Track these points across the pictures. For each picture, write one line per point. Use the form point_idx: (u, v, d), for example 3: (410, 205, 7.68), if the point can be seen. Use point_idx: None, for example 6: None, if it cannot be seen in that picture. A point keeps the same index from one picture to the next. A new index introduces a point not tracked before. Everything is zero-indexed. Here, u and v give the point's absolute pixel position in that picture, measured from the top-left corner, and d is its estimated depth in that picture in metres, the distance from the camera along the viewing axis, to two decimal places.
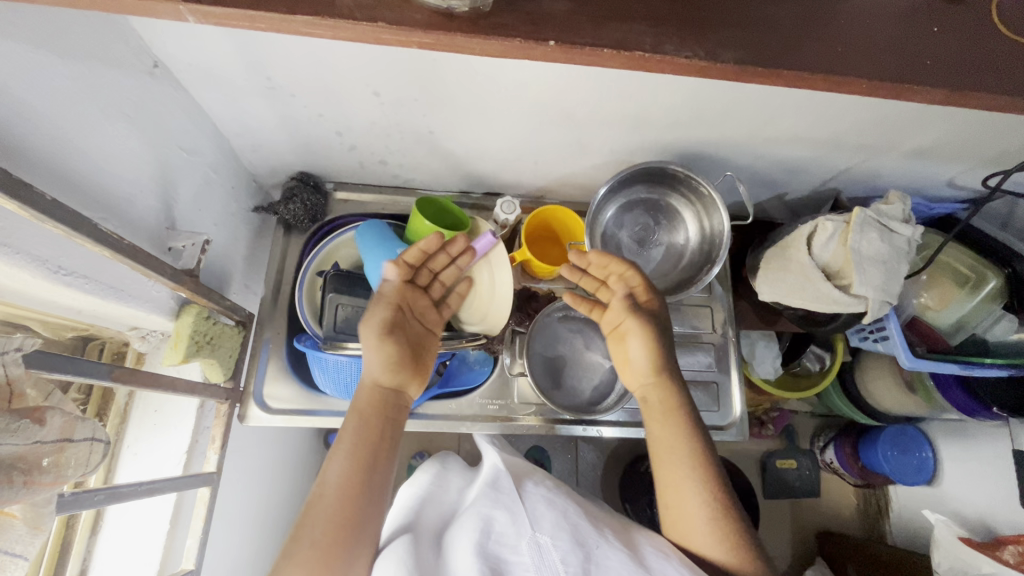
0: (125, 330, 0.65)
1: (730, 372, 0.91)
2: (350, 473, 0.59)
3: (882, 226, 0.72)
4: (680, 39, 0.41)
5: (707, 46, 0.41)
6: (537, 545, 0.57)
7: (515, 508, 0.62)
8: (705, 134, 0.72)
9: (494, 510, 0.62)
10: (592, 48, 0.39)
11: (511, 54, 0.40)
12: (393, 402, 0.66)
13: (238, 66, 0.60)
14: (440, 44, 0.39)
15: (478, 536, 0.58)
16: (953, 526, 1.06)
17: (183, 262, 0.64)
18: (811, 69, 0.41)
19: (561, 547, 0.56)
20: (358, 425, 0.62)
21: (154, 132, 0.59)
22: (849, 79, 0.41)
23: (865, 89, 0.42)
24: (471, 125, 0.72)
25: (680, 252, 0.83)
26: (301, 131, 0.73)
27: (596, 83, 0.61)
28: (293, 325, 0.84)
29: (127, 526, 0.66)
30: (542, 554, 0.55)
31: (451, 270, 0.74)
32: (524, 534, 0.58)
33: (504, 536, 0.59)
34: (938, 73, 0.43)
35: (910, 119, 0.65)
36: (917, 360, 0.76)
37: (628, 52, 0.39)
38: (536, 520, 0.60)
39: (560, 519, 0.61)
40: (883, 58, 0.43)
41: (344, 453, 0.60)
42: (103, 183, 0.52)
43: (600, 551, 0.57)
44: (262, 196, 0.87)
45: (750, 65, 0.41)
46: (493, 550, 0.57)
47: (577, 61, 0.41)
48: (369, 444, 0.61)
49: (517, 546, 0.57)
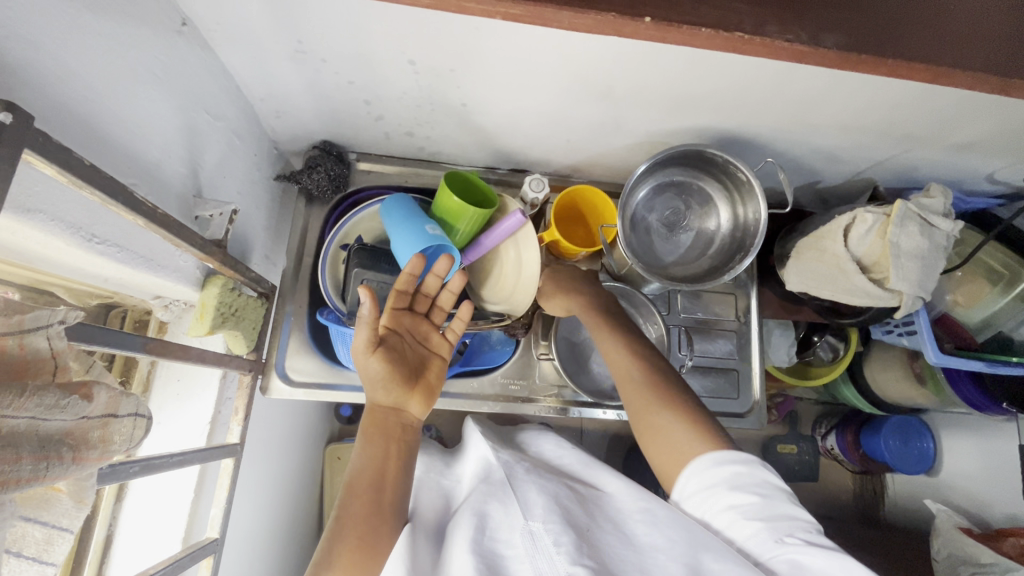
0: (150, 299, 0.64)
1: (750, 361, 0.90)
2: (364, 489, 0.60)
3: (923, 221, 0.70)
4: (782, 20, 0.39)
5: (811, 29, 0.40)
6: (529, 531, 0.56)
7: (507, 499, 0.62)
8: (747, 118, 0.69)
9: (488, 504, 0.62)
10: (690, 27, 0.37)
11: (599, 31, 0.38)
12: (398, 416, 0.66)
13: (270, 27, 0.57)
14: (525, 15, 0.38)
15: (473, 533, 0.58)
16: (954, 516, 1.08)
17: (210, 232, 0.62)
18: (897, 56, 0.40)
19: (552, 530, 0.55)
20: (367, 445, 0.63)
21: (180, 95, 0.56)
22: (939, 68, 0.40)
23: (949, 77, 0.41)
24: (505, 98, 0.69)
25: (711, 238, 0.82)
26: (329, 99, 0.71)
27: (646, 59, 0.59)
28: (315, 297, 0.83)
29: (150, 495, 0.65)
30: (536, 540, 0.55)
31: (447, 295, 0.73)
32: (517, 525, 0.58)
33: (498, 530, 0.59)
34: None
35: (962, 110, 0.63)
36: (942, 356, 0.75)
37: (728, 33, 0.38)
38: (529, 505, 0.60)
39: (551, 501, 0.60)
40: (971, 47, 0.41)
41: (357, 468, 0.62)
42: (135, 149, 0.50)
43: (594, 533, 0.57)
44: (283, 164, 0.85)
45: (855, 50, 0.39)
46: (490, 548, 0.57)
47: (669, 40, 0.39)
48: (380, 458, 0.62)
49: (511, 538, 0.57)
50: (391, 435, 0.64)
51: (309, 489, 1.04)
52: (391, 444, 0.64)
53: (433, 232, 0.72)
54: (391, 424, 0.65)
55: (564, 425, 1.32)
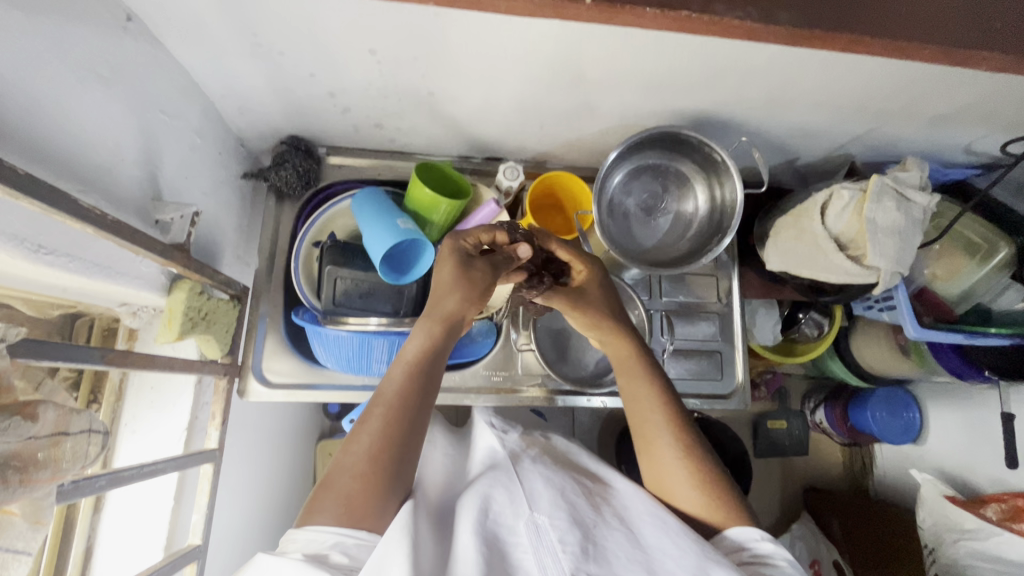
0: (116, 307, 0.63)
1: (733, 342, 0.90)
2: (398, 403, 0.57)
3: (899, 196, 0.69)
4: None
5: (760, 7, 0.42)
6: (534, 524, 0.56)
7: (512, 486, 0.62)
8: (721, 97, 0.68)
9: (491, 488, 0.61)
10: (634, 8, 0.39)
11: (543, 14, 0.40)
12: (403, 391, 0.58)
13: (220, 20, 0.55)
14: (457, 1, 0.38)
15: (476, 515, 0.56)
16: (940, 485, 1.05)
17: (172, 236, 0.60)
18: (830, 29, 0.42)
19: (558, 527, 0.55)
20: (416, 358, 0.60)
21: (129, 95, 0.54)
22: (886, 39, 0.43)
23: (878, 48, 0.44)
24: (472, 86, 0.67)
25: (689, 222, 0.81)
26: (292, 93, 0.68)
27: (612, 42, 0.57)
28: (290, 296, 0.82)
29: (129, 505, 0.65)
30: (541, 534, 0.55)
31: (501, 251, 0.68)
32: (521, 514, 0.57)
33: (502, 516, 0.57)
34: (952, 32, 0.44)
35: (936, 82, 0.62)
36: (922, 330, 0.76)
37: (672, 13, 0.40)
38: (534, 499, 0.59)
39: (557, 497, 0.60)
40: (900, 15, 0.44)
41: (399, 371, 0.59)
42: (81, 154, 0.48)
43: (599, 531, 0.56)
44: (251, 161, 0.83)
45: (803, 28, 0.42)
46: (491, 531, 0.55)
47: (616, 21, 0.41)
48: (428, 365, 0.60)
49: (515, 526, 0.56)
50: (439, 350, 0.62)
51: (299, 487, 1.03)
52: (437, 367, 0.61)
53: (405, 226, 0.70)
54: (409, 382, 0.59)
55: (555, 411, 1.32)
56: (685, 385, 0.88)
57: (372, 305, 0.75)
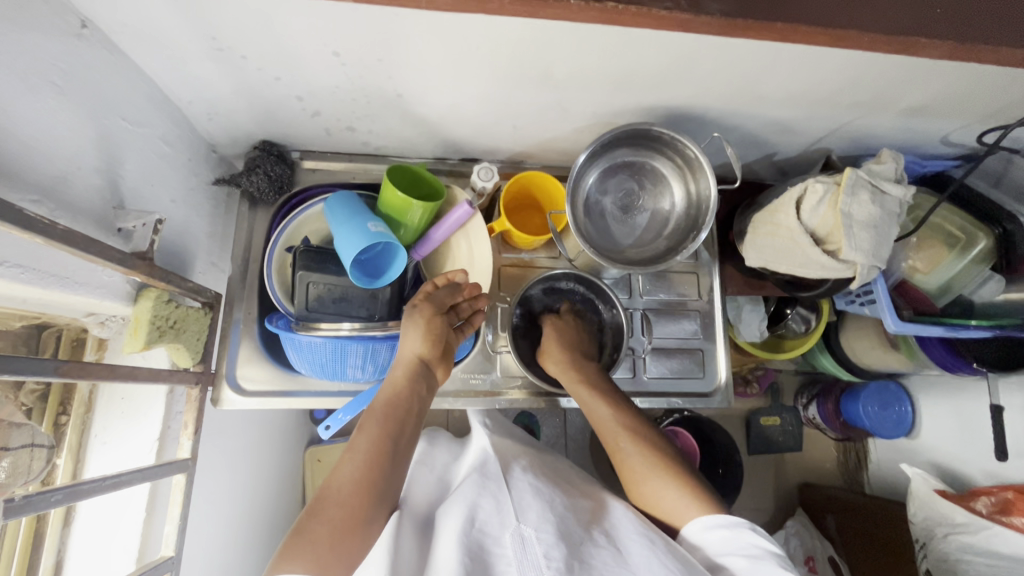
0: (81, 317, 0.62)
1: (715, 340, 0.89)
2: (378, 444, 0.60)
3: (874, 188, 0.68)
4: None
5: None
6: (520, 537, 0.55)
7: (502, 496, 0.61)
8: (692, 93, 0.67)
9: (480, 498, 0.60)
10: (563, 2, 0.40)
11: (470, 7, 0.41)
12: (394, 416, 0.64)
13: (176, 24, 0.54)
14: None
15: (462, 523, 0.56)
16: (930, 479, 1.04)
17: (134, 244, 0.59)
18: (771, 20, 0.43)
19: (544, 541, 0.54)
20: (389, 403, 0.64)
21: (86, 103, 0.53)
22: (830, 30, 0.43)
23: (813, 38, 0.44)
24: (440, 87, 0.66)
25: (666, 219, 0.81)
26: (259, 97, 0.68)
27: (576, 40, 0.56)
28: (266, 302, 0.81)
29: (100, 519, 0.64)
30: (526, 548, 0.54)
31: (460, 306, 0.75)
32: (509, 525, 0.57)
33: (488, 525, 0.57)
34: (898, 25, 0.44)
35: (906, 74, 0.61)
36: (902, 324, 0.74)
37: (600, 6, 0.41)
38: (522, 510, 0.59)
39: (545, 511, 0.59)
40: (843, 6, 0.44)
41: (376, 419, 0.63)
42: (33, 163, 0.48)
43: (586, 549, 0.56)
44: (224, 167, 0.82)
45: (737, 18, 0.42)
46: (476, 539, 0.55)
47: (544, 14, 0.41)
48: (413, 389, 0.67)
49: (501, 538, 0.56)
50: (412, 397, 0.66)
51: (285, 495, 1.03)
52: (411, 413, 0.65)
53: (375, 229, 0.69)
54: (398, 404, 0.65)
55: (544, 412, 1.31)
56: (667, 383, 0.87)
57: (345, 310, 0.74)
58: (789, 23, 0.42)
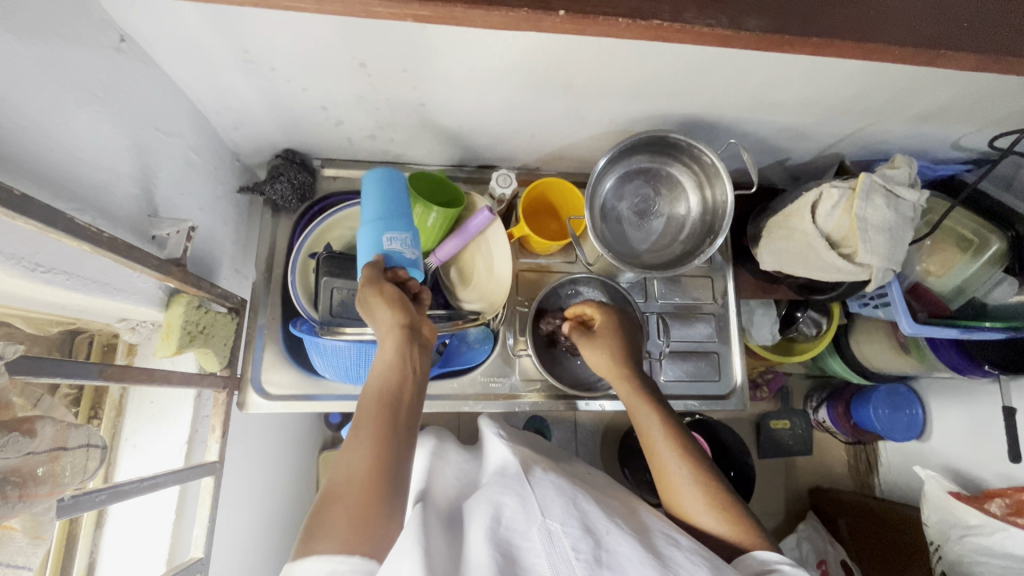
0: (114, 322, 0.63)
1: (730, 343, 0.90)
2: (378, 426, 0.57)
3: (888, 193, 0.70)
4: (699, 6, 0.43)
5: (731, 14, 0.43)
6: (547, 531, 0.56)
7: (525, 493, 0.61)
8: (709, 101, 0.69)
9: (503, 496, 0.61)
10: (607, 18, 0.41)
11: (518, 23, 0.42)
12: (393, 401, 0.60)
13: (212, 38, 0.56)
14: (439, 16, 0.41)
15: (489, 521, 0.56)
16: (943, 481, 1.04)
17: (168, 251, 0.61)
18: (799, 32, 0.44)
19: (571, 534, 0.55)
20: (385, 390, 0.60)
21: (124, 114, 0.55)
22: (855, 42, 0.44)
23: (843, 51, 0.45)
24: (462, 97, 0.68)
25: (681, 224, 0.82)
26: (285, 107, 0.69)
27: (597, 51, 0.58)
28: (288, 308, 0.82)
29: (131, 521, 0.65)
30: (553, 540, 0.55)
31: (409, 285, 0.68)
32: (534, 520, 0.57)
33: (514, 521, 0.57)
34: (914, 34, 0.46)
35: (920, 81, 0.62)
36: (917, 326, 0.75)
37: (643, 22, 0.42)
38: (546, 506, 0.59)
39: (569, 505, 0.60)
40: (864, 18, 0.45)
41: (379, 387, 0.60)
42: (76, 174, 0.49)
43: (611, 537, 0.56)
44: (247, 175, 0.84)
45: (773, 32, 0.43)
46: (504, 536, 0.55)
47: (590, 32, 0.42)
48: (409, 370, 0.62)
49: (527, 532, 0.56)
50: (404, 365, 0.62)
51: (302, 499, 1.03)
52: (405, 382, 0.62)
53: (389, 244, 0.67)
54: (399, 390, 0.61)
55: (556, 416, 1.32)
56: (683, 386, 0.88)
57: (369, 315, 0.73)
58: (818, 37, 0.44)
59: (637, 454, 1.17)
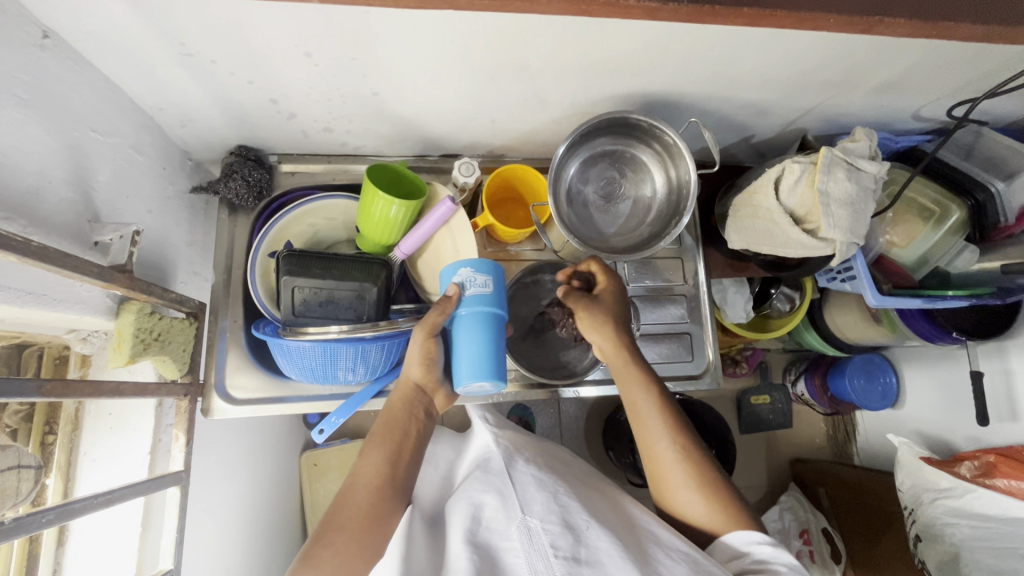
0: (63, 334, 0.61)
1: (702, 322, 0.91)
2: (386, 451, 0.64)
3: (850, 166, 0.69)
4: None
5: None
6: (526, 528, 0.56)
7: (504, 490, 0.62)
8: (667, 79, 0.67)
9: (483, 494, 0.63)
10: None
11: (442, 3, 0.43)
12: (405, 430, 0.66)
13: (140, 31, 0.53)
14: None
15: (468, 524, 0.58)
16: (915, 446, 1.06)
17: (112, 257, 0.58)
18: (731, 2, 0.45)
19: (550, 530, 0.55)
20: (391, 420, 0.66)
21: (54, 115, 0.52)
22: (788, 12, 0.45)
23: (773, 19, 0.46)
24: (415, 85, 0.66)
25: (648, 206, 0.81)
26: (233, 102, 0.67)
27: (549, 31, 0.56)
28: (251, 310, 0.80)
29: (94, 537, 0.63)
30: (532, 538, 0.55)
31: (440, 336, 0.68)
32: (514, 518, 0.58)
33: (494, 522, 0.59)
34: (843, 4, 0.46)
35: (876, 51, 0.62)
36: (882, 297, 0.76)
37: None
38: (526, 502, 0.60)
39: (551, 501, 0.60)
40: None
41: (391, 413, 0.67)
42: (2, 179, 0.46)
43: (591, 532, 0.57)
44: (200, 174, 0.81)
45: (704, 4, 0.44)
46: (484, 538, 0.57)
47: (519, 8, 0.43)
48: (417, 405, 0.68)
49: (506, 530, 0.57)
50: (409, 422, 0.67)
51: (284, 500, 1.02)
52: (409, 434, 0.66)
53: (462, 314, 0.65)
54: (408, 417, 0.67)
55: (539, 404, 1.32)
56: (658, 368, 0.88)
57: (333, 313, 0.72)
58: (754, 6, 0.45)
59: (620, 437, 1.18)
